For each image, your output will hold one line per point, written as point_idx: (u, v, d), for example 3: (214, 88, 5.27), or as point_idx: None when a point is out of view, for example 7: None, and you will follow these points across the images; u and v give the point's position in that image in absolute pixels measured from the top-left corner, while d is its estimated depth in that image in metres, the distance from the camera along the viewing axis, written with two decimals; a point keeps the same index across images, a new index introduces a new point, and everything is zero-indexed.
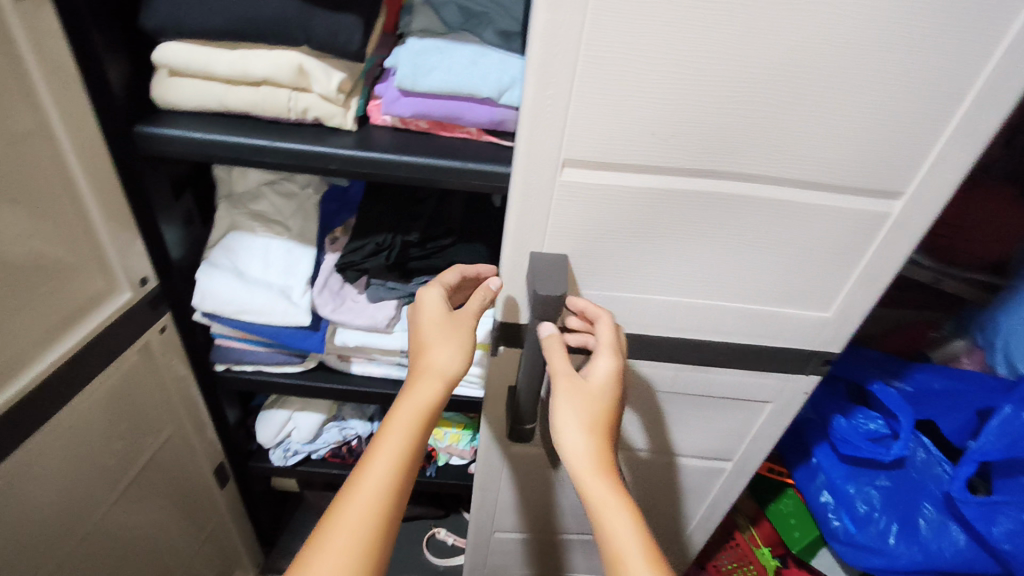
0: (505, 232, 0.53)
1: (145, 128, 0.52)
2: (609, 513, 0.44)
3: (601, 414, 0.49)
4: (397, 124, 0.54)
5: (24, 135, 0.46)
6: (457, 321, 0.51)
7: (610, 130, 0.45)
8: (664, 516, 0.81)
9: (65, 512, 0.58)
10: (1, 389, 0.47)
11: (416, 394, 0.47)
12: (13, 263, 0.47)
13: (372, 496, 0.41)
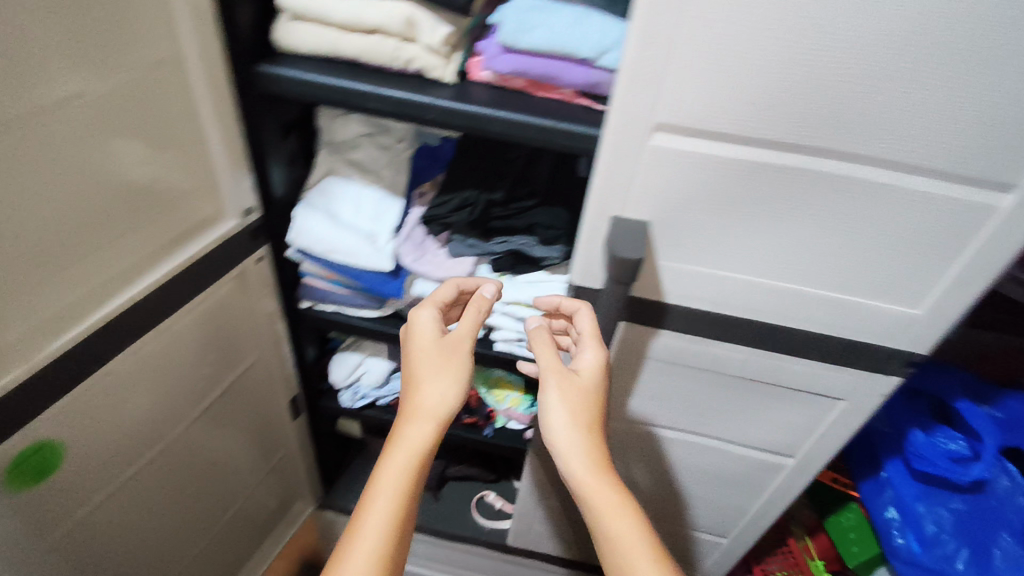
0: (589, 194, 0.54)
1: (264, 68, 0.56)
2: (610, 513, 0.48)
3: (593, 406, 0.53)
4: (495, 81, 0.56)
5: (156, 66, 0.52)
6: (448, 345, 0.54)
7: (706, 95, 0.45)
8: (715, 506, 0.80)
9: (156, 409, 0.65)
10: (113, 293, 0.54)
11: (407, 438, 0.49)
12: (134, 182, 0.54)
13: (373, 543, 0.45)
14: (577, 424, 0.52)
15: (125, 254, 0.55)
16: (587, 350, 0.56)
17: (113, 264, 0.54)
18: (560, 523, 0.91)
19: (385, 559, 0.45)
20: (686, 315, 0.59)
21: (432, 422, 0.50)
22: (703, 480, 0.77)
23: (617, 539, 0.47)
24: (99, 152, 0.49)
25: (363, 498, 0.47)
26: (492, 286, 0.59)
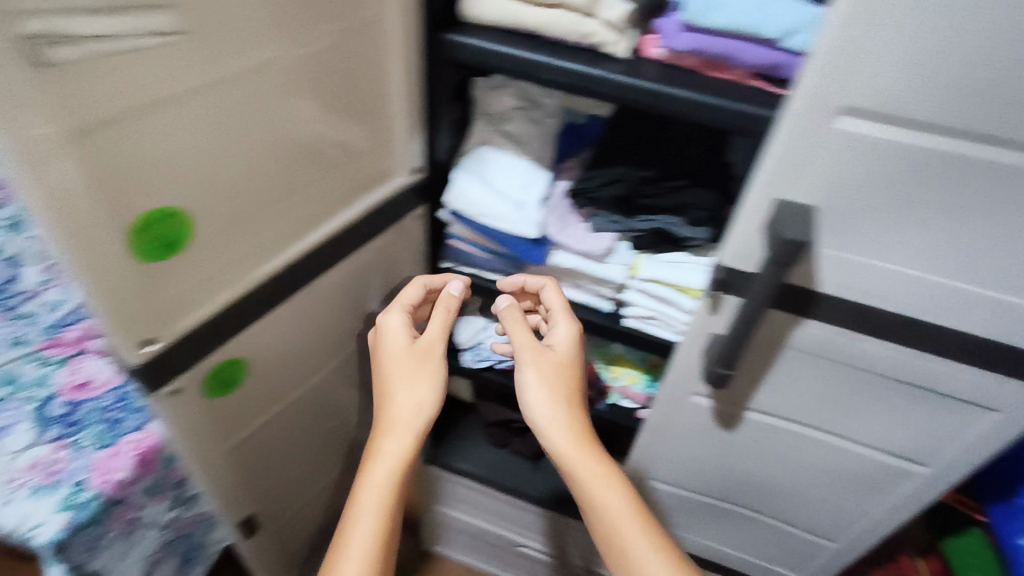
0: (755, 174, 0.54)
1: (447, 35, 0.59)
2: (586, 473, 0.60)
3: (567, 377, 0.64)
4: (668, 59, 0.56)
5: (351, 28, 0.56)
6: (419, 350, 0.63)
7: (906, 82, 0.44)
8: (828, 506, 0.79)
9: (313, 345, 0.71)
10: (284, 240, 0.59)
11: (388, 450, 0.59)
12: (313, 140, 0.58)
13: (371, 540, 0.55)
14: (557, 398, 0.62)
15: (310, 206, 0.60)
16: (559, 324, 0.67)
17: (289, 214, 0.58)
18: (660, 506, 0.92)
19: (382, 544, 0.56)
20: (838, 305, 0.58)
21: (414, 431, 0.59)
22: (822, 479, 0.76)
23: (598, 497, 0.59)
24: (286, 111, 0.53)
25: (353, 505, 0.57)
26: (460, 283, 0.69)
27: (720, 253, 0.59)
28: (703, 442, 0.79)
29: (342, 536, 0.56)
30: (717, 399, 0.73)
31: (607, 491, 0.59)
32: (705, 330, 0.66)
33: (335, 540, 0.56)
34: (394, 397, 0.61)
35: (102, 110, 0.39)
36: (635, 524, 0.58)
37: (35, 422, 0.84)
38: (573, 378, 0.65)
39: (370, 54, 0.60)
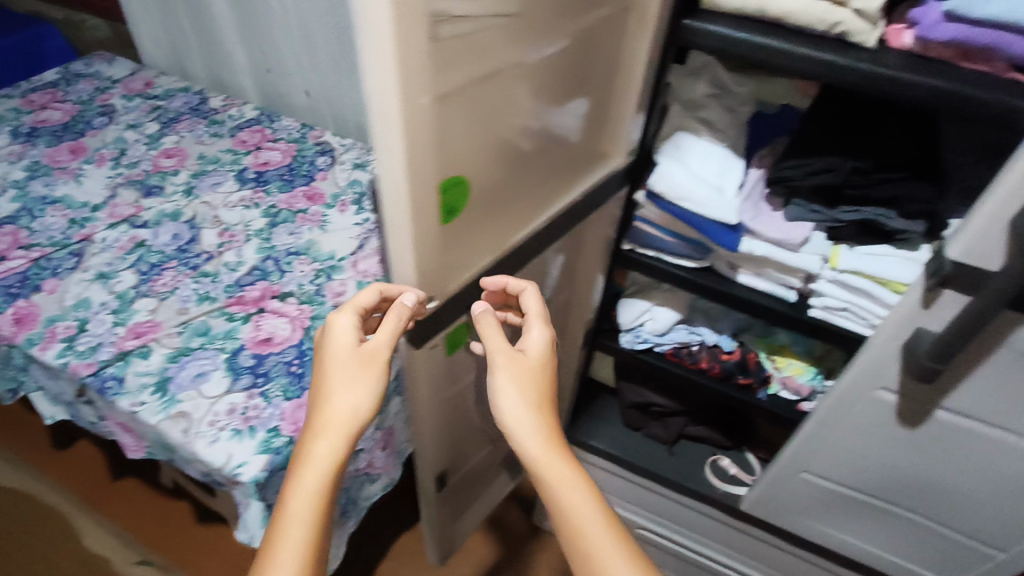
0: (1009, 168, 0.53)
1: (689, 21, 0.62)
2: (562, 484, 0.59)
3: (538, 380, 0.65)
4: (917, 48, 0.58)
5: (604, 19, 0.60)
6: (367, 351, 0.63)
7: None
8: (1006, 515, 0.77)
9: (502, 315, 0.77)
10: (506, 214, 0.64)
11: (326, 449, 0.59)
12: (547, 122, 0.62)
13: (304, 537, 0.56)
14: (526, 400, 0.63)
15: (537, 181, 0.66)
16: (534, 330, 0.68)
17: (513, 190, 0.63)
18: (813, 499, 0.93)
19: (318, 538, 0.56)
20: None
21: (348, 427, 0.60)
22: (1006, 488, 0.74)
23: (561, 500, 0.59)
24: (537, 96, 0.58)
25: (290, 503, 0.57)
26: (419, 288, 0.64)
27: (948, 247, 0.59)
28: (874, 436, 0.79)
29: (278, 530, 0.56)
30: (904, 396, 0.73)
31: (584, 505, 0.58)
32: (913, 324, 0.66)
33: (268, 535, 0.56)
34: (329, 400, 0.61)
35: (447, 83, 0.44)
36: (603, 529, 0.57)
37: (228, 370, 0.92)
38: (542, 378, 0.66)
39: (612, 43, 0.65)
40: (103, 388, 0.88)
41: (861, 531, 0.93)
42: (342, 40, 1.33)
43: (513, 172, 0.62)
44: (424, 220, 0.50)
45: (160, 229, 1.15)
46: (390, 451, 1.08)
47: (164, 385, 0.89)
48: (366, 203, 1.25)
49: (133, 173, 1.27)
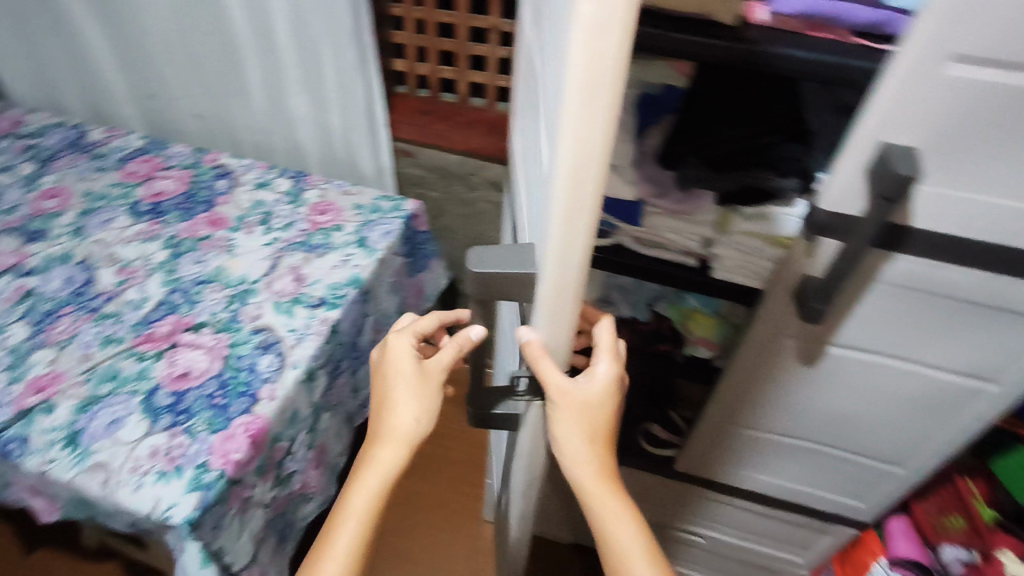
0: (859, 123, 0.59)
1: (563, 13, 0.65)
2: (611, 514, 0.71)
3: (601, 418, 0.69)
4: (773, 20, 0.64)
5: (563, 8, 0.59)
6: (426, 369, 0.71)
7: (1009, 28, 0.50)
8: (896, 433, 0.87)
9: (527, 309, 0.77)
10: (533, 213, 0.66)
11: (383, 461, 0.70)
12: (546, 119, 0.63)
13: (356, 536, 0.69)
14: (586, 438, 0.68)
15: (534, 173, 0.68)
16: (601, 365, 0.68)
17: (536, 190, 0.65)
18: (740, 447, 1.00)
19: (369, 532, 0.70)
20: (930, 238, 0.64)
21: (404, 441, 0.70)
22: (895, 406, 0.83)
23: (599, 514, 0.71)
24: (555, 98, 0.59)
25: (347, 510, 0.70)
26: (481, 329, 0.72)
27: (820, 201, 0.65)
28: (778, 382, 0.86)
29: (335, 529, 0.70)
30: (799, 339, 0.80)
31: (630, 534, 0.71)
32: (799, 273, 0.72)
33: (328, 525, 0.70)
34: (393, 413, 0.70)
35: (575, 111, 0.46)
36: (641, 552, 0.70)
37: (144, 413, 0.87)
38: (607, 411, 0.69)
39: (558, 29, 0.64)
40: (5, 452, 0.82)
41: (784, 470, 1.01)
42: (230, 60, 1.30)
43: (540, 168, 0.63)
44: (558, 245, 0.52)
45: (50, 275, 1.08)
46: (323, 468, 1.08)
47: (75, 438, 0.84)
48: (273, 223, 1.23)
49: (11, 220, 1.18)
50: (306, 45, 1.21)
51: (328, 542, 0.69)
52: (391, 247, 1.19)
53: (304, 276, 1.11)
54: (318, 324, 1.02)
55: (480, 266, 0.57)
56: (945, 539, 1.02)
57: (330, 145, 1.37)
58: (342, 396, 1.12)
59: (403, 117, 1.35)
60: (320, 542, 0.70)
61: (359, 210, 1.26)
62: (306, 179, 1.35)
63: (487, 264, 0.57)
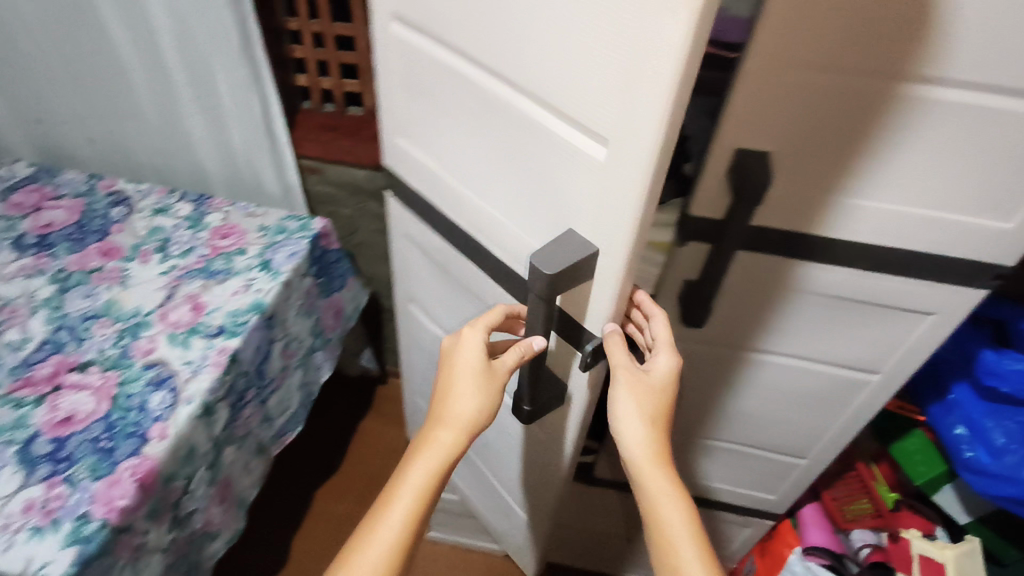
0: (716, 131, 0.60)
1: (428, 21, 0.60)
2: (663, 505, 0.65)
3: (660, 406, 0.67)
4: None
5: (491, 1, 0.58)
6: (489, 369, 0.70)
7: (837, 35, 0.51)
8: (791, 426, 0.89)
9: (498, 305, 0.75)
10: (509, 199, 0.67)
11: (438, 442, 0.68)
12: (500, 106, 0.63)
13: (410, 508, 0.66)
14: (644, 418, 0.66)
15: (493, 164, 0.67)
16: (662, 355, 0.68)
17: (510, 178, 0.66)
18: None
19: (421, 509, 0.67)
20: (793, 237, 0.66)
21: (461, 427, 0.69)
22: (788, 400, 0.86)
23: (655, 505, 0.65)
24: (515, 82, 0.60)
25: (400, 482, 0.67)
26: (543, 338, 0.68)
27: (690, 208, 0.66)
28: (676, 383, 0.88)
29: (389, 501, 0.66)
30: (691, 342, 0.81)
31: (683, 531, 0.64)
32: (681, 278, 0.74)
33: (383, 498, 0.67)
34: (451, 400, 0.70)
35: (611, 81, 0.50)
36: (692, 552, 0.62)
37: (19, 464, 0.82)
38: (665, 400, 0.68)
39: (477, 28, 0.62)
40: None
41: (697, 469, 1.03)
42: (119, 80, 1.24)
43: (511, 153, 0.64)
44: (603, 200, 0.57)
45: None
46: (229, 503, 1.04)
47: None
48: (171, 250, 1.17)
49: None
50: (197, 63, 1.15)
51: (382, 515, 0.65)
52: (297, 268, 1.16)
53: (202, 304, 1.06)
54: (215, 355, 0.98)
55: (551, 266, 0.59)
56: (856, 524, 1.08)
57: (233, 164, 1.31)
58: (249, 427, 1.08)
59: (309, 134, 1.31)
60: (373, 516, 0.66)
61: (264, 232, 1.22)
62: (209, 202, 1.29)
63: (553, 263, 0.60)
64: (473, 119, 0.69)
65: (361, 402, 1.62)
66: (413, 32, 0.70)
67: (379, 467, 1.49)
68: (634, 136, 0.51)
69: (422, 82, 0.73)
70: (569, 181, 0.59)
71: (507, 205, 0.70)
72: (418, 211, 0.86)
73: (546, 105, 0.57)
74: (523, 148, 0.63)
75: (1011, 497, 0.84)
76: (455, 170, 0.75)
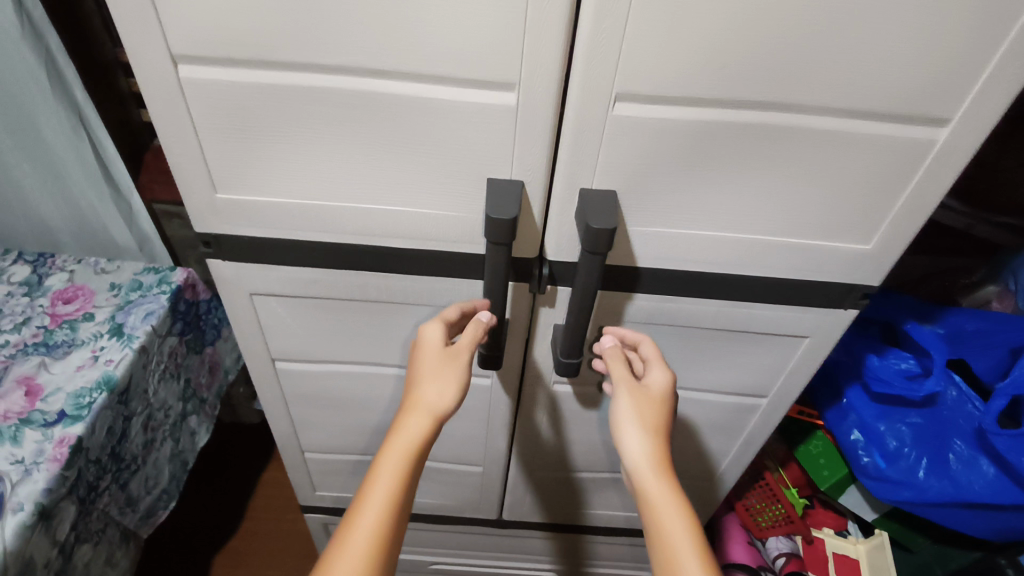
0: (556, 170, 0.54)
1: (220, 67, 0.48)
2: (664, 507, 0.53)
3: (662, 411, 0.58)
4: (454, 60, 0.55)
5: (289, 25, 0.45)
6: (455, 351, 0.58)
7: (663, 64, 0.46)
8: (692, 451, 0.85)
9: (409, 302, 0.66)
10: (384, 213, 0.57)
11: (411, 430, 0.55)
12: (341, 120, 0.51)
13: (386, 506, 0.52)
14: (648, 432, 0.57)
15: (344, 196, 0.56)
16: (657, 366, 0.61)
17: (377, 192, 0.56)
18: (561, 488, 0.95)
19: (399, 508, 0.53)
20: (658, 274, 0.61)
21: (432, 416, 0.56)
22: (684, 430, 0.82)
23: (659, 522, 0.53)
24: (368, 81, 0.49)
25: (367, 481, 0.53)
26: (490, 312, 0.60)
27: (546, 251, 0.60)
28: (569, 425, 0.83)
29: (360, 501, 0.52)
30: (585, 382, 0.76)
31: (686, 542, 0.51)
32: (552, 323, 0.68)
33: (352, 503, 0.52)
34: (416, 391, 0.57)
35: (507, 37, 0.45)
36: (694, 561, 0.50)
37: None
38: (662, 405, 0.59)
39: (292, 55, 0.47)
40: None
41: (611, 500, 0.98)
42: None
43: (375, 174, 0.55)
44: (529, 136, 0.51)
45: None
46: None
47: None
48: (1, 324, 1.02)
49: None
50: (12, 110, 0.96)
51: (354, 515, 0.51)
52: (155, 330, 1.02)
53: (38, 387, 0.93)
54: (53, 448, 0.85)
55: (509, 212, 0.51)
56: (771, 532, 1.08)
57: (79, 218, 1.13)
58: (108, 517, 0.96)
59: (160, 175, 1.15)
60: (340, 527, 0.51)
61: (116, 290, 1.09)
62: (49, 262, 1.15)
63: (507, 209, 0.52)
64: (330, 137, 0.52)
65: (261, 453, 1.49)
66: (202, 67, 0.49)
67: (291, 525, 1.38)
68: (541, 69, 0.47)
69: (242, 116, 0.51)
70: (468, 148, 0.53)
71: (404, 196, 0.56)
72: (263, 258, 0.62)
73: (411, 76, 0.48)
74: (402, 136, 0.52)
75: (906, 500, 0.83)
76: (329, 195, 0.57)
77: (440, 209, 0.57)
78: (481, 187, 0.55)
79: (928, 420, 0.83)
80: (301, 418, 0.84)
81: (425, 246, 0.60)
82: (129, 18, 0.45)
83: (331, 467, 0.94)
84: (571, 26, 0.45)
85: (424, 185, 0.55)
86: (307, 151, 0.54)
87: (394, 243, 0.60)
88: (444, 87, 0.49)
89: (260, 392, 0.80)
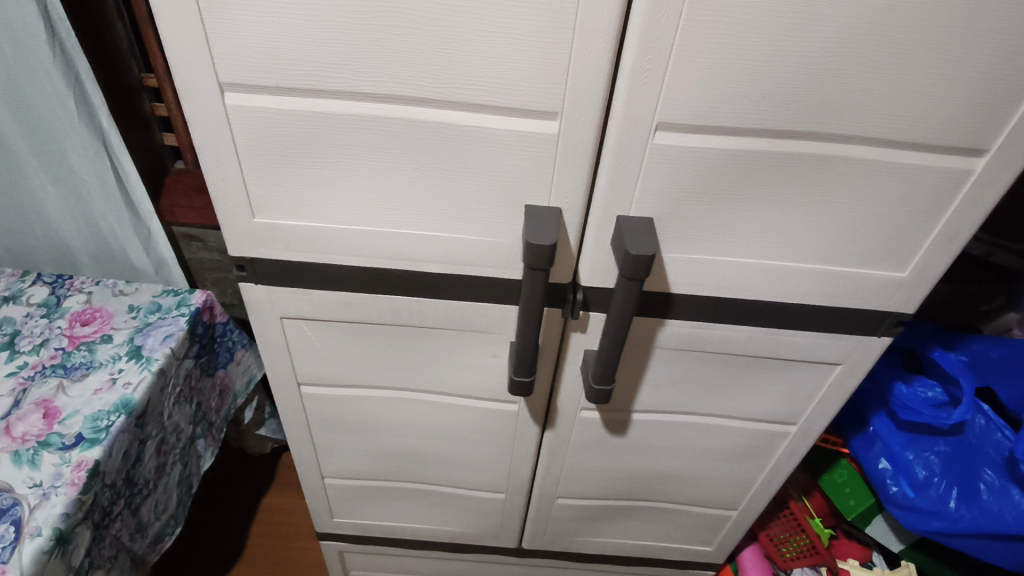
0: (592, 198, 0.55)
1: (266, 93, 0.49)
2: None
3: None
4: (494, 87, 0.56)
5: (337, 52, 0.46)
6: None
7: (706, 95, 0.47)
8: (718, 477, 0.85)
9: (439, 326, 0.66)
10: (421, 238, 0.58)
11: None
12: (384, 145, 0.52)
13: None
14: None
15: (382, 220, 0.57)
16: None
17: (415, 217, 0.56)
18: (583, 518, 0.94)
19: None
20: (692, 300, 0.61)
21: None
22: (710, 457, 0.81)
23: None
24: (409, 106, 0.49)
25: None
26: None
27: (581, 275, 0.60)
28: (592, 452, 0.82)
29: None
30: (621, 409, 0.75)
31: None
32: (584, 348, 0.67)
33: None
34: None
35: (555, 69, 0.46)
36: None
37: None
38: None
39: (339, 82, 0.48)
40: None
41: (632, 530, 0.97)
42: None
43: (413, 198, 0.55)
44: (570, 163, 0.52)
45: None
46: None
47: None
48: (20, 346, 1.02)
49: None
50: (39, 135, 0.97)
51: None
52: (174, 353, 1.02)
53: (56, 410, 0.92)
54: (70, 472, 0.84)
55: (548, 238, 0.51)
56: (795, 563, 1.06)
57: (99, 239, 1.13)
58: (119, 543, 0.94)
59: (180, 199, 1.13)
60: None
61: (135, 313, 1.08)
62: (69, 282, 1.14)
63: (547, 235, 0.52)
64: (370, 160, 0.53)
65: (264, 480, 1.47)
66: (248, 93, 0.49)
67: (302, 553, 1.36)
68: (585, 99, 0.47)
69: (286, 141, 0.52)
70: (507, 174, 0.53)
71: (442, 221, 0.57)
72: (299, 283, 0.63)
73: (459, 104, 0.49)
74: (442, 162, 0.52)
75: (938, 531, 0.82)
76: (366, 220, 0.57)
77: (478, 234, 0.57)
78: (519, 214, 0.56)
79: (957, 449, 0.83)
80: (325, 442, 0.84)
81: (459, 270, 0.60)
82: (180, 44, 0.46)
83: (350, 492, 0.93)
84: (615, 57, 0.45)
85: (461, 210, 0.56)
86: (347, 176, 0.54)
87: (429, 269, 0.60)
88: (486, 115, 0.50)
89: (284, 417, 0.80)
